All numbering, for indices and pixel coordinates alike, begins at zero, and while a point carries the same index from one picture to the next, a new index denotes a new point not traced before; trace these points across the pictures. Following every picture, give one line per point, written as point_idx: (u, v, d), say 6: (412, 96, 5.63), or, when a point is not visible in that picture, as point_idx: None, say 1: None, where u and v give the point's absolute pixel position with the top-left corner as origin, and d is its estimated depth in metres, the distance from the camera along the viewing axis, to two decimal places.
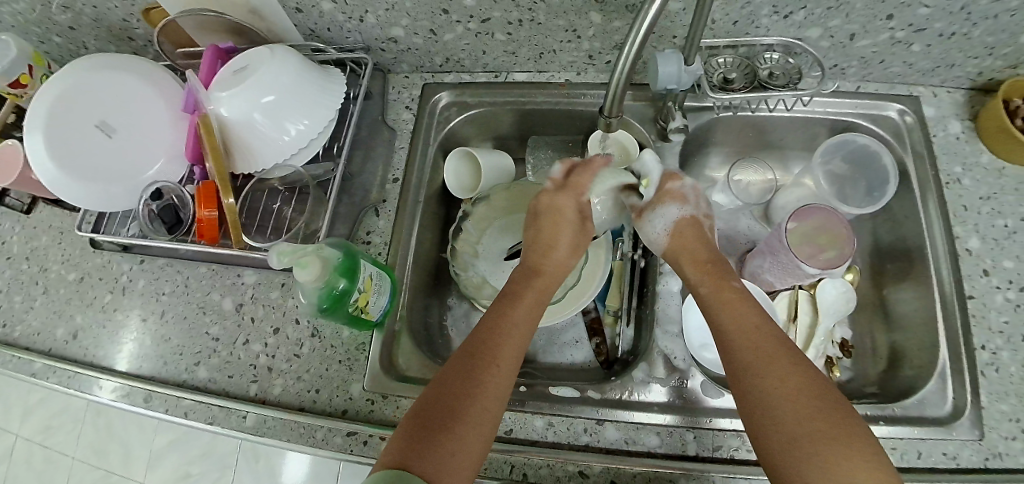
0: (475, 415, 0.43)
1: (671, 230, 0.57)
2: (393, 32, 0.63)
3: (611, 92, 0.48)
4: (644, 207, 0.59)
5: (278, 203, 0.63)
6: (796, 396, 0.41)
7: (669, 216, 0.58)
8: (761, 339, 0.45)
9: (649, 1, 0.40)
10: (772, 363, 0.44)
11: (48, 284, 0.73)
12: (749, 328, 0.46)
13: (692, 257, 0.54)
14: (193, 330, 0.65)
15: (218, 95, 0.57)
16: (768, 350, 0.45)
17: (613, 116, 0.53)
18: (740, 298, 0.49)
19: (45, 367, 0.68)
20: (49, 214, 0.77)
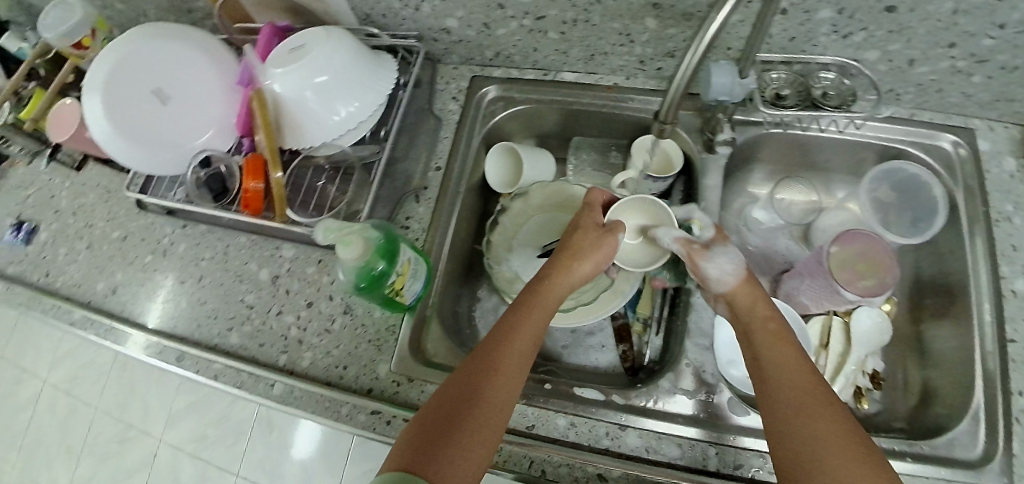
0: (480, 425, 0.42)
1: (733, 270, 0.52)
2: (446, 23, 0.63)
3: (666, 101, 0.50)
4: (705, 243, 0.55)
5: (323, 181, 0.64)
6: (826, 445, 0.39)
7: (737, 257, 0.53)
8: (808, 382, 0.43)
9: (716, 11, 0.41)
10: (811, 409, 0.41)
11: (92, 240, 0.75)
12: (801, 370, 0.44)
13: (760, 302, 0.51)
14: (229, 296, 0.67)
15: (273, 71, 0.58)
16: (813, 394, 0.42)
17: (667, 122, 0.55)
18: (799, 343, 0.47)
19: (83, 318, 0.70)
20: (98, 173, 0.80)
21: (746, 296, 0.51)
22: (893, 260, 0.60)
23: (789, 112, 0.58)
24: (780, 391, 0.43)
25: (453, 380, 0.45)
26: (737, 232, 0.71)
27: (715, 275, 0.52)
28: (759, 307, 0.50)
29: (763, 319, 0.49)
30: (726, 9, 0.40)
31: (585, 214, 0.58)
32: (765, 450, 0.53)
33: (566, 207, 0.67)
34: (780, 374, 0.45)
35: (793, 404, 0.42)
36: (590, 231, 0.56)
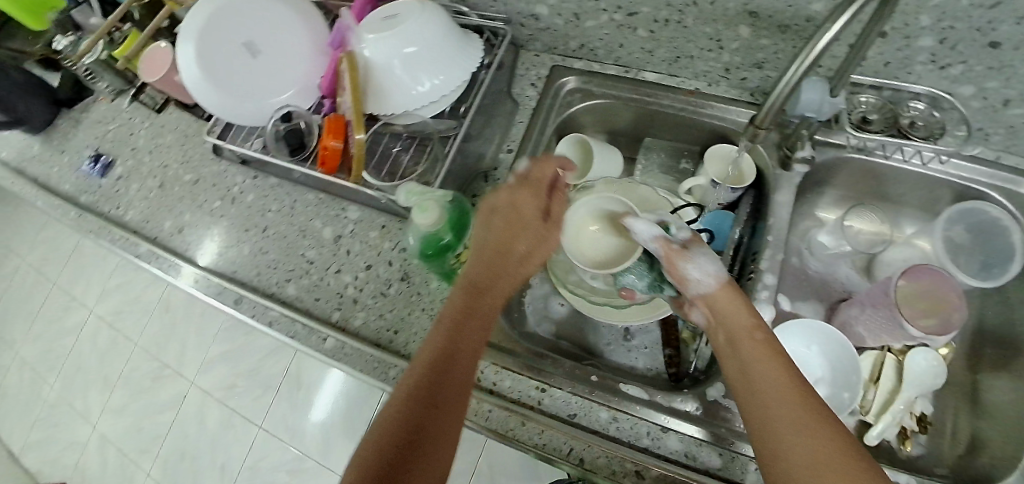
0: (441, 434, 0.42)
1: (712, 278, 0.49)
2: (536, 9, 0.64)
3: (760, 115, 0.49)
4: (684, 246, 0.51)
5: (398, 148, 0.65)
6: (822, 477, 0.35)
7: (719, 263, 0.50)
8: (783, 399, 0.39)
9: (830, 22, 0.40)
10: (795, 439, 0.37)
11: (164, 180, 0.78)
12: (774, 390, 0.40)
13: (725, 305, 0.47)
14: (291, 249, 0.69)
15: (365, 37, 0.59)
16: (790, 420, 0.38)
17: (761, 127, 0.52)
18: (766, 350, 0.43)
19: (148, 252, 0.73)
20: (177, 117, 0.83)
21: (725, 300, 0.47)
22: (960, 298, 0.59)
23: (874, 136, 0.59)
24: (758, 427, 0.40)
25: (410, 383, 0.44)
26: (797, 254, 0.71)
27: (697, 278, 0.49)
28: (731, 312, 0.46)
29: (737, 326, 0.45)
30: (843, 20, 0.39)
31: (523, 195, 0.55)
32: None
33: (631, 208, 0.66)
34: (755, 402, 0.41)
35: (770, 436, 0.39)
36: (530, 222, 0.53)
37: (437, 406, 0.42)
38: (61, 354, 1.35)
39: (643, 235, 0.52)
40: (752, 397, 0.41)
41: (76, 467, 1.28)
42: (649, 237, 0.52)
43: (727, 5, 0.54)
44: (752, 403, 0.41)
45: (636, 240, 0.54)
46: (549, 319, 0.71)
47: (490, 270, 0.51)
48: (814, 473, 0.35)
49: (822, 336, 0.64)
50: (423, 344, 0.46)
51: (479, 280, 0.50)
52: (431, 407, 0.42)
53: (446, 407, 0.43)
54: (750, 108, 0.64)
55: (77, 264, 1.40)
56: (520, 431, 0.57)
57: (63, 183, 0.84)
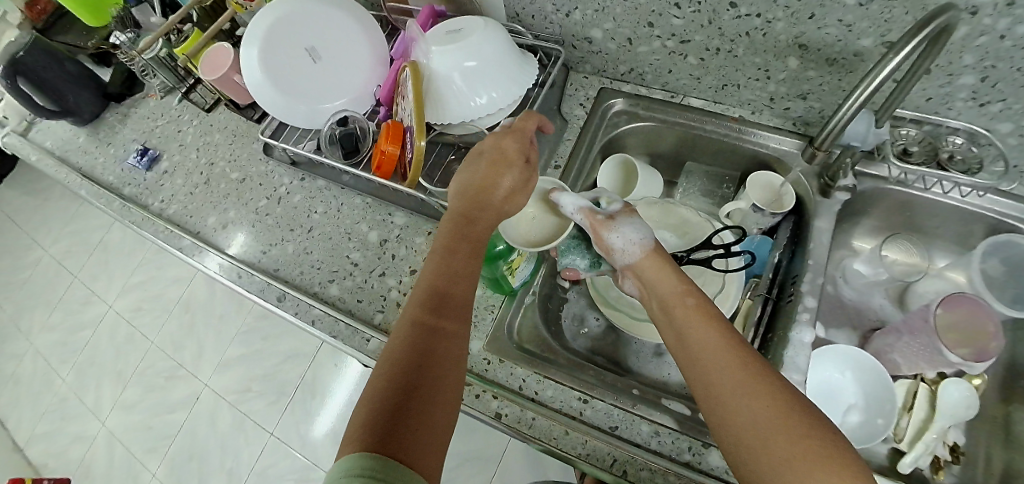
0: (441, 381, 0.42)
1: (637, 243, 0.51)
2: (590, 33, 0.67)
3: (825, 135, 0.56)
4: (609, 216, 0.54)
5: (451, 158, 0.68)
6: (760, 425, 0.37)
7: (643, 229, 0.52)
8: (717, 357, 0.41)
9: (895, 51, 0.44)
10: (734, 394, 0.39)
11: (210, 177, 0.80)
12: (707, 350, 0.42)
13: (654, 272, 0.49)
14: (335, 250, 0.70)
15: (429, 49, 0.62)
16: (727, 377, 0.40)
17: (820, 148, 0.59)
18: (694, 312, 0.44)
19: (193, 245, 0.75)
20: (227, 117, 0.85)
21: (652, 268, 0.50)
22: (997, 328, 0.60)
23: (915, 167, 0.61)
24: (698, 390, 0.42)
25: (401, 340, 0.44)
26: (832, 281, 0.72)
27: (620, 246, 0.52)
28: (660, 280, 0.48)
29: (667, 292, 0.47)
30: (907, 50, 0.43)
31: (507, 141, 0.54)
32: None
33: (669, 227, 0.68)
34: (694, 366, 0.42)
35: (711, 395, 0.40)
36: (512, 160, 0.53)
37: (430, 357, 0.43)
38: (79, 345, 1.38)
39: (570, 208, 0.55)
40: (690, 360, 0.43)
41: (80, 461, 1.27)
42: (574, 211, 0.55)
43: (779, 37, 0.57)
44: (690, 366, 0.43)
45: (565, 215, 0.56)
46: (585, 334, 0.70)
47: (473, 223, 0.50)
48: (755, 423, 0.38)
49: (856, 361, 0.65)
50: (413, 306, 0.46)
51: (466, 218, 0.50)
52: (428, 360, 0.42)
53: (445, 359, 0.43)
54: (792, 137, 0.66)
55: (108, 261, 1.45)
56: (563, 440, 0.57)
57: (107, 174, 0.86)
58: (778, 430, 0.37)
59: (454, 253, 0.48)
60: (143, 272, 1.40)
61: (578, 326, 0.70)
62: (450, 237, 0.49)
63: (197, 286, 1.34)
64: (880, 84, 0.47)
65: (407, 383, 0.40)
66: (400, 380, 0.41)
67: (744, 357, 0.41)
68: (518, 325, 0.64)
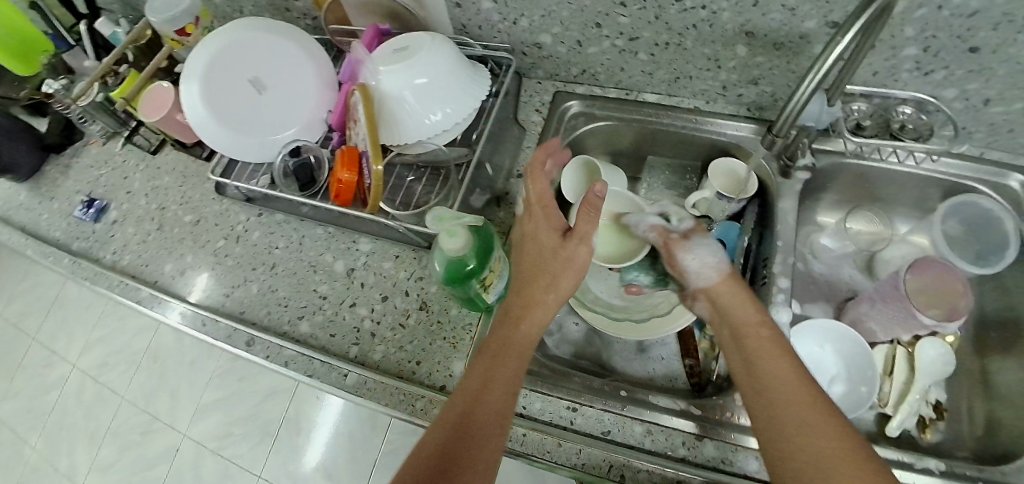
0: (485, 437, 0.43)
1: (712, 263, 0.55)
2: (540, 38, 0.67)
3: (781, 120, 0.57)
4: (684, 235, 0.59)
5: (412, 177, 0.66)
6: (813, 450, 0.41)
7: (716, 249, 0.57)
8: (788, 388, 0.45)
9: (841, 34, 0.45)
10: (800, 425, 0.43)
11: (163, 223, 0.76)
12: (777, 377, 0.46)
13: (729, 298, 0.53)
14: (301, 285, 0.67)
15: (378, 69, 0.61)
16: (793, 405, 0.44)
17: (780, 135, 0.60)
18: (769, 344, 0.48)
19: (150, 297, 0.71)
20: (173, 159, 0.81)
21: (726, 292, 0.53)
22: (966, 287, 0.61)
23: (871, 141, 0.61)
24: (765, 413, 0.45)
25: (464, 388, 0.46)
26: (802, 258, 0.73)
27: (695, 268, 0.56)
28: (737, 306, 0.52)
29: (742, 321, 0.51)
30: (850, 34, 0.44)
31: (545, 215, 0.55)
32: None
33: None
34: (761, 391, 0.46)
35: (774, 420, 0.44)
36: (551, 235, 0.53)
37: (481, 413, 0.44)
38: (46, 411, 1.31)
39: (643, 228, 0.62)
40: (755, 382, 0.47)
41: None
42: (646, 230, 0.62)
43: (725, 27, 0.57)
44: (754, 388, 0.47)
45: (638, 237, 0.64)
46: (567, 340, 0.69)
47: (533, 283, 0.51)
48: (817, 452, 0.41)
49: (833, 334, 0.66)
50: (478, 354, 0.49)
51: (528, 279, 0.52)
52: (479, 414, 0.44)
53: (494, 415, 0.45)
54: (748, 122, 0.67)
55: (67, 319, 1.38)
56: (557, 452, 0.56)
57: (53, 231, 0.81)
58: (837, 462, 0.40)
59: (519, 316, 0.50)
60: (105, 326, 1.34)
61: (559, 333, 0.69)
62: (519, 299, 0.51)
63: (164, 334, 1.28)
64: (830, 65, 0.48)
65: (462, 432, 0.43)
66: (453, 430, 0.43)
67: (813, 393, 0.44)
68: None
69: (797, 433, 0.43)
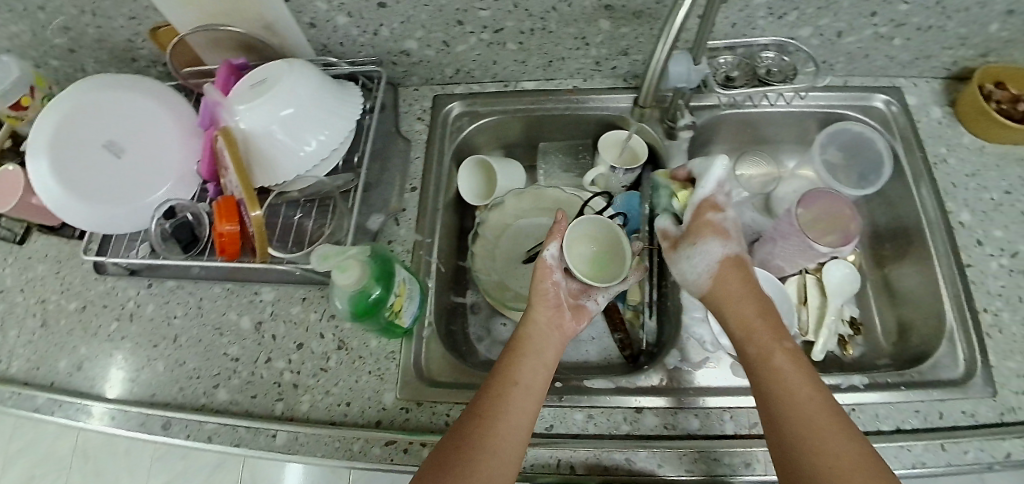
0: (493, 466, 0.45)
1: (706, 269, 0.58)
2: (406, 45, 0.65)
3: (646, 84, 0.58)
4: (686, 238, 0.61)
5: (300, 215, 0.63)
6: (837, 456, 0.44)
7: (712, 252, 0.58)
8: (795, 386, 0.48)
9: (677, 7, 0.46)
10: (803, 416, 0.46)
11: (47, 317, 0.68)
12: (785, 377, 0.49)
13: (730, 300, 0.55)
14: (210, 352, 0.63)
15: (236, 108, 0.57)
16: (813, 417, 0.46)
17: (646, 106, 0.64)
18: (786, 354, 0.50)
19: (50, 400, 0.63)
20: (43, 244, 0.73)
21: (726, 294, 0.56)
22: (854, 210, 0.64)
23: (740, 90, 0.62)
24: (771, 396, 0.48)
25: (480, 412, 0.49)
26: None
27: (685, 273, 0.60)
28: (738, 308, 0.54)
29: (745, 321, 0.53)
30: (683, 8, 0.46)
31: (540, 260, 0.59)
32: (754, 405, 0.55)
33: (544, 212, 0.71)
34: (770, 382, 0.49)
35: (781, 405, 0.47)
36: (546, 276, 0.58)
37: (496, 426, 0.47)
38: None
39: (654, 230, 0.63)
40: (771, 389, 0.49)
41: None
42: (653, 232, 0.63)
43: (583, 4, 0.57)
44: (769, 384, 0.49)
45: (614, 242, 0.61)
46: (499, 342, 0.69)
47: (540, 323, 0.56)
48: (817, 441, 0.44)
49: None
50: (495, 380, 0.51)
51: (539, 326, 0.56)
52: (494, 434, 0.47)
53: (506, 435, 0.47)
54: (626, 93, 0.69)
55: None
56: None
57: None
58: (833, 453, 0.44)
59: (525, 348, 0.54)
60: None
61: (489, 336, 0.69)
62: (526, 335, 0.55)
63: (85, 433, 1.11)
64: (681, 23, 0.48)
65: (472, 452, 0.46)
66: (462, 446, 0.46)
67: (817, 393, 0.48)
68: (427, 360, 0.60)
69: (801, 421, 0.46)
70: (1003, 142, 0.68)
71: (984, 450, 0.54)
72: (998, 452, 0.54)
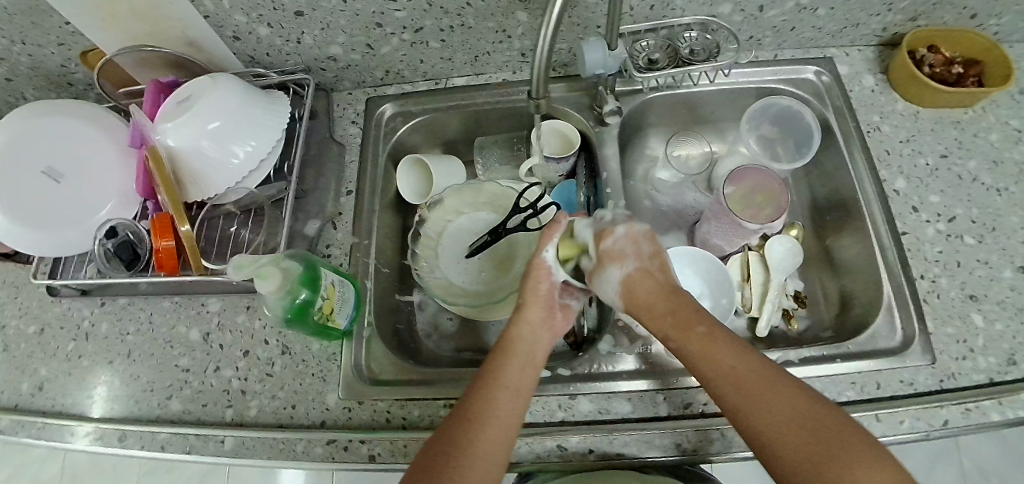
0: (481, 468, 0.44)
1: (618, 293, 0.52)
2: (331, 51, 0.66)
3: (535, 76, 0.51)
4: (590, 271, 0.54)
5: (235, 226, 0.65)
6: (804, 425, 0.40)
7: (613, 280, 0.52)
8: (726, 361, 0.44)
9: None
10: (749, 394, 0.42)
11: (6, 341, 0.70)
12: (714, 355, 0.45)
13: (638, 296, 0.51)
14: (163, 364, 0.65)
15: (161, 126, 0.58)
16: (767, 403, 0.42)
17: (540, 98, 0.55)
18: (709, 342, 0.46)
19: (11, 423, 0.65)
20: (2, 270, 0.74)
21: (639, 296, 0.51)
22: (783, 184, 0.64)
23: (658, 73, 0.60)
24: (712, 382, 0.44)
25: (455, 418, 0.47)
26: (646, 195, 0.76)
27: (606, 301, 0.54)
28: (648, 296, 0.50)
29: (656, 306, 0.50)
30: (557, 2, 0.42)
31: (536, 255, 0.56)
32: (690, 385, 0.55)
33: (484, 206, 0.73)
34: (706, 365, 0.45)
35: (728, 386, 0.44)
36: (540, 274, 0.55)
37: (482, 429, 0.46)
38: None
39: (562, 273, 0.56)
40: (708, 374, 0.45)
41: None
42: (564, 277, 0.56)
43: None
44: (706, 371, 0.45)
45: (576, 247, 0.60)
46: (446, 336, 0.71)
47: (529, 317, 0.54)
48: (777, 413, 0.41)
49: (687, 257, 0.68)
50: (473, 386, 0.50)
51: (526, 322, 0.54)
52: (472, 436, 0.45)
53: (490, 436, 0.46)
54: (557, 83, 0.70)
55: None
56: None
57: None
58: (798, 421, 0.40)
59: (514, 345, 0.52)
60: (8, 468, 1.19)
61: (436, 331, 0.71)
62: (512, 332, 0.54)
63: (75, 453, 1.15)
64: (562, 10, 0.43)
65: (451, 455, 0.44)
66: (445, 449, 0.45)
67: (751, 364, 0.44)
68: (368, 359, 0.61)
69: (756, 397, 0.42)
70: (935, 106, 0.68)
71: (920, 419, 0.53)
72: (936, 421, 0.53)
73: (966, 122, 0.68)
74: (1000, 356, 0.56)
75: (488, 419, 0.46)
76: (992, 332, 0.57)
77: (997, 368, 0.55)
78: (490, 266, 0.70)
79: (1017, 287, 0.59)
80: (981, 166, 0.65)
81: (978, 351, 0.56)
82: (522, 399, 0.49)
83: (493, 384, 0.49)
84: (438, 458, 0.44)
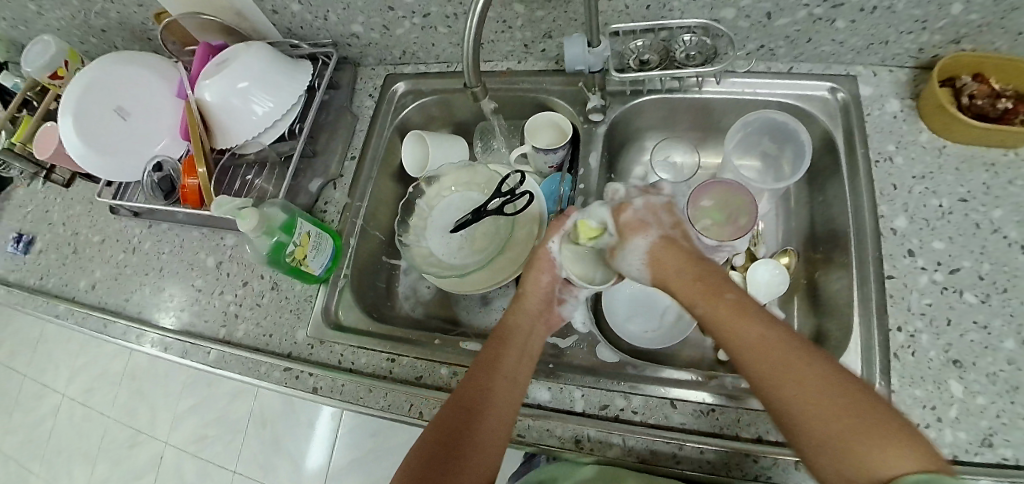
0: (483, 451, 0.47)
1: (643, 264, 0.50)
2: (353, 29, 0.73)
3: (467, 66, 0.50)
4: (614, 246, 0.53)
5: (252, 175, 0.75)
6: (833, 400, 0.37)
7: (640, 250, 0.50)
8: (750, 332, 0.42)
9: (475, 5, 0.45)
10: (772, 362, 0.40)
11: (77, 245, 0.85)
12: (738, 324, 0.43)
13: (665, 267, 0.49)
14: (182, 282, 0.76)
15: (200, 83, 0.68)
16: (792, 370, 0.39)
17: (474, 86, 0.54)
18: (737, 308, 0.44)
19: (66, 310, 0.80)
20: (83, 187, 0.90)
21: (666, 263, 0.49)
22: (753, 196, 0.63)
23: (639, 73, 0.62)
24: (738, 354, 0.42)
25: (455, 401, 0.49)
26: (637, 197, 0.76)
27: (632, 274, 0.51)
28: (674, 264, 0.48)
29: (682, 273, 0.48)
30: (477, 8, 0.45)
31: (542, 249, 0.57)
32: (608, 388, 0.55)
33: (477, 186, 0.75)
34: (729, 334, 0.43)
35: (751, 351, 0.41)
36: (544, 266, 0.56)
37: (484, 414, 0.48)
38: (43, 441, 1.43)
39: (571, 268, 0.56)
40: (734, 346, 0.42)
41: None
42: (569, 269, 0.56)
43: None
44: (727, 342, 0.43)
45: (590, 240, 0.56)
46: (419, 302, 0.76)
47: (526, 313, 0.56)
48: (804, 383, 0.38)
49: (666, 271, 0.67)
50: (471, 375, 0.51)
51: (521, 318, 0.55)
52: (473, 421, 0.48)
53: (490, 422, 0.48)
54: (556, 77, 0.71)
55: (42, 352, 1.47)
56: (369, 398, 0.60)
57: None
58: (829, 398, 0.37)
59: (509, 339, 0.54)
60: (85, 356, 1.42)
61: (412, 295, 0.76)
62: (507, 324, 0.55)
63: (134, 357, 1.35)
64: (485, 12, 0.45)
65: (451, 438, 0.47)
66: (448, 434, 0.47)
67: (776, 336, 0.41)
68: (336, 306, 0.68)
69: (783, 365, 0.40)
70: (965, 143, 0.61)
71: None
72: None
73: (1002, 165, 0.60)
74: (973, 433, 0.50)
75: (490, 405, 0.49)
76: (970, 404, 0.51)
77: (966, 445, 0.49)
78: (467, 244, 0.73)
79: (1015, 360, 0.52)
80: (1007, 216, 0.58)
81: (947, 422, 0.50)
82: (520, 389, 0.51)
83: (490, 373, 0.51)
84: (442, 439, 0.47)
